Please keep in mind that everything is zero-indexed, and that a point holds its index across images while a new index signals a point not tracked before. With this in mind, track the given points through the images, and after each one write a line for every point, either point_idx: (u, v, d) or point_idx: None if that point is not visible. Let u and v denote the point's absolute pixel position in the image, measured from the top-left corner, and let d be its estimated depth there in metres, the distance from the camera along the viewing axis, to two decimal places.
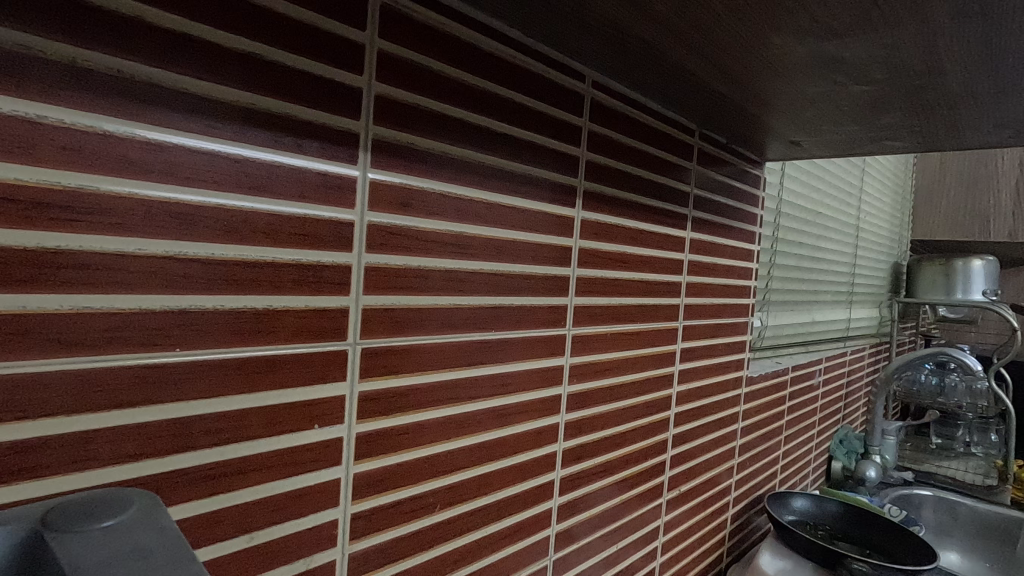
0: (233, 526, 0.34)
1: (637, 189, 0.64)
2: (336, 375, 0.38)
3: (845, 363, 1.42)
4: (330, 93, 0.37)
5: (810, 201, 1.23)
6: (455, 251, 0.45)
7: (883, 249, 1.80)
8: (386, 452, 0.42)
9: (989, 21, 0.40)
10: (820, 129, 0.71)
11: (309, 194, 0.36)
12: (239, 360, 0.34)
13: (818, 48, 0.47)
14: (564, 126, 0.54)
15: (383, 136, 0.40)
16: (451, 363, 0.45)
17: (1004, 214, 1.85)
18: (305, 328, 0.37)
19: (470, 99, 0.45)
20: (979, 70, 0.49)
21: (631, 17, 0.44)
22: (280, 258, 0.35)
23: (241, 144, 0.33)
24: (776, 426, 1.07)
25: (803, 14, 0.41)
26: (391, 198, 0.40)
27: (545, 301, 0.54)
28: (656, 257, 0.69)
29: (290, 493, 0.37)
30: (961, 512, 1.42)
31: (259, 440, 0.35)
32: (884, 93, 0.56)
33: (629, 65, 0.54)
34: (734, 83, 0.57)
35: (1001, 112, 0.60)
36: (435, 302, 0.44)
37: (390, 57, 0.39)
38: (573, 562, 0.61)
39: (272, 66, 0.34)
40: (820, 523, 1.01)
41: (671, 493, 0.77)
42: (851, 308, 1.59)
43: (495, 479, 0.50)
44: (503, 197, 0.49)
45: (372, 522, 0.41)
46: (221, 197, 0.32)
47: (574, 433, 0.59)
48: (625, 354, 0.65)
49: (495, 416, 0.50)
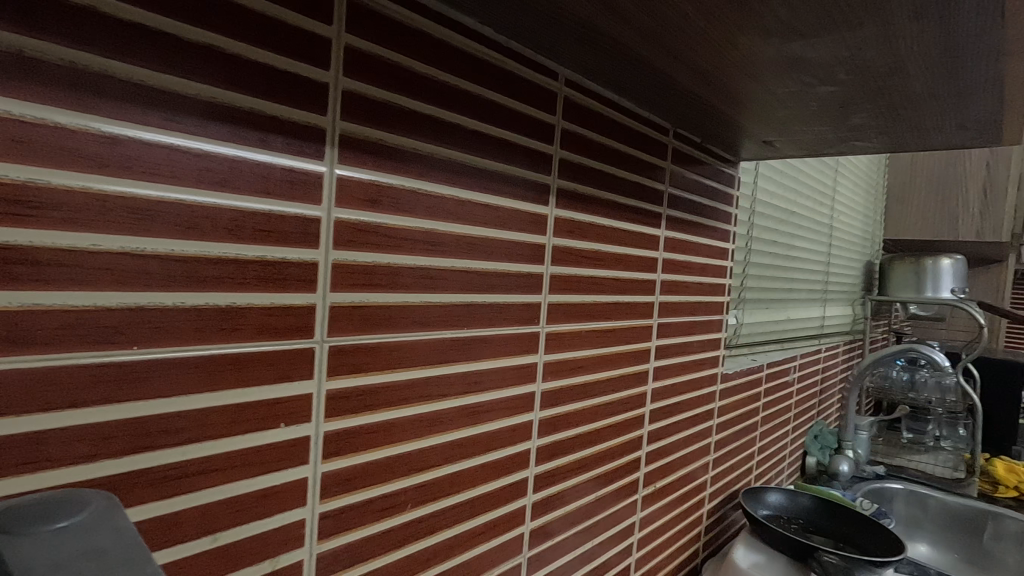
0: (194, 527, 0.33)
1: (611, 187, 0.64)
2: (303, 374, 0.38)
3: (819, 360, 1.45)
4: (295, 87, 0.36)
5: (785, 200, 1.25)
6: (427, 248, 0.45)
7: (856, 247, 1.83)
8: (353, 451, 0.41)
9: (946, 24, 0.41)
10: (791, 130, 0.73)
11: (273, 189, 0.36)
12: (201, 359, 0.33)
13: (785, 49, 0.47)
14: (537, 124, 0.54)
15: (350, 132, 0.39)
16: (422, 361, 0.45)
17: (972, 214, 1.90)
18: (271, 325, 0.36)
19: (440, 95, 0.45)
20: (940, 72, 0.50)
21: (600, 15, 0.44)
22: (244, 254, 0.35)
23: (202, 138, 0.32)
24: (751, 422, 1.09)
25: (768, 14, 0.41)
26: (360, 194, 0.40)
27: (518, 299, 0.54)
28: (631, 256, 0.69)
29: (256, 493, 0.36)
30: (931, 504, 1.45)
31: (223, 439, 0.34)
32: (850, 94, 0.57)
33: (602, 63, 0.54)
34: (705, 83, 0.58)
35: (964, 113, 0.62)
36: (406, 300, 0.44)
37: (357, 52, 0.39)
38: (549, 558, 0.61)
39: (235, 60, 0.33)
40: (794, 517, 1.02)
41: (647, 488, 0.78)
42: (825, 305, 1.62)
43: (468, 476, 0.50)
44: (476, 195, 0.49)
45: (342, 522, 0.41)
46: (181, 193, 0.32)
47: (548, 430, 0.59)
48: (600, 352, 0.66)
49: (467, 414, 0.50)
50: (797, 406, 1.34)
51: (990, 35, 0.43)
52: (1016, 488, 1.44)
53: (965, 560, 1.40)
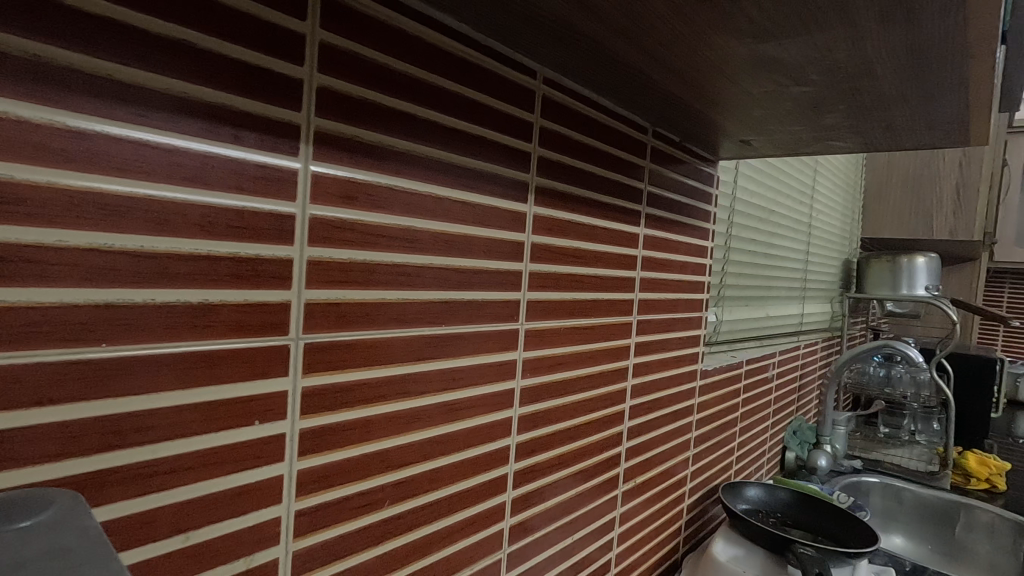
0: (167, 526, 0.33)
1: (590, 185, 0.65)
2: (278, 371, 0.38)
3: (798, 356, 1.47)
4: (269, 83, 0.36)
5: (765, 199, 1.26)
6: (404, 245, 0.45)
7: (835, 246, 1.86)
8: (329, 449, 0.41)
9: (911, 28, 0.42)
10: (767, 129, 0.74)
11: (246, 186, 0.35)
12: (172, 356, 0.33)
13: (757, 49, 0.48)
14: (516, 122, 0.54)
15: (325, 129, 0.39)
16: (399, 358, 0.45)
17: (946, 213, 1.96)
18: (245, 323, 0.36)
19: (417, 92, 0.45)
20: (908, 74, 0.52)
21: (576, 14, 0.45)
22: (216, 251, 0.34)
23: (173, 134, 0.32)
24: (730, 418, 1.10)
25: (740, 15, 0.42)
26: (335, 191, 0.40)
27: (497, 296, 0.54)
28: (611, 253, 0.70)
29: (230, 491, 0.36)
30: (906, 497, 1.48)
31: (194, 438, 0.34)
32: (822, 94, 0.59)
33: (580, 62, 0.55)
34: (682, 83, 0.59)
35: (933, 114, 0.63)
36: (384, 297, 0.44)
37: (333, 49, 0.39)
38: (528, 554, 0.62)
39: (206, 54, 0.33)
40: (772, 511, 1.04)
41: (626, 484, 0.78)
42: (804, 303, 1.64)
43: (447, 473, 0.51)
44: (454, 193, 0.49)
45: (318, 519, 0.41)
46: (151, 189, 0.31)
47: (528, 426, 0.60)
48: (580, 349, 0.66)
49: (446, 411, 0.50)
50: (777, 401, 1.36)
51: (953, 38, 0.44)
52: (987, 482, 1.49)
53: (938, 550, 1.44)
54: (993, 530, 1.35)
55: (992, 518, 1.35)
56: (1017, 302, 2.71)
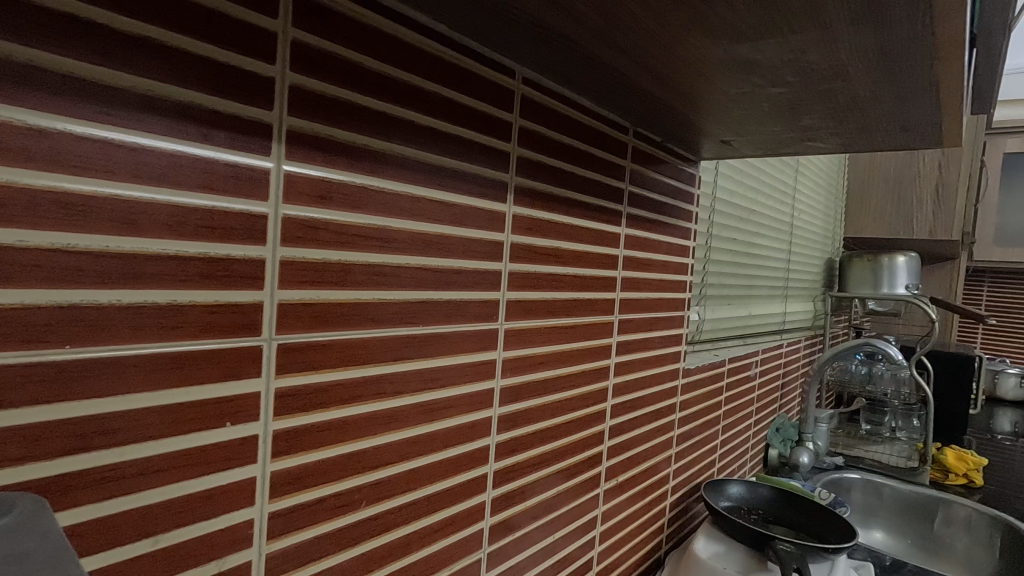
0: (134, 529, 0.33)
1: (571, 185, 0.65)
2: (250, 372, 0.38)
3: (781, 355, 1.49)
4: (239, 81, 0.36)
5: (746, 199, 1.27)
6: (380, 245, 0.45)
7: (817, 245, 1.89)
8: (304, 450, 0.41)
9: (880, 31, 0.43)
10: (746, 130, 0.75)
11: (216, 185, 0.35)
12: (140, 357, 0.32)
13: (732, 50, 0.48)
14: (494, 122, 0.54)
15: (298, 127, 0.39)
16: (373, 359, 0.45)
17: (926, 214, 2.00)
18: (215, 324, 0.35)
19: (393, 91, 0.44)
20: (880, 76, 0.52)
21: (552, 14, 0.45)
22: (185, 251, 0.34)
23: (138, 132, 0.32)
24: (713, 416, 1.11)
25: (713, 17, 0.42)
26: (309, 191, 0.40)
27: (476, 295, 0.54)
28: (592, 253, 0.70)
29: (201, 493, 0.36)
30: (886, 492, 1.51)
31: (163, 440, 0.34)
32: (798, 96, 0.59)
33: (558, 61, 0.55)
34: (661, 83, 0.59)
35: (907, 116, 0.64)
36: (360, 297, 0.44)
37: (306, 47, 0.39)
38: (509, 553, 0.62)
39: (173, 52, 0.32)
40: (754, 508, 1.05)
41: (609, 482, 0.79)
42: (787, 302, 1.66)
43: (425, 473, 0.51)
44: (432, 192, 0.49)
45: (293, 521, 0.41)
46: (115, 187, 0.31)
47: (508, 426, 0.60)
48: (561, 348, 0.66)
49: (423, 411, 0.50)
50: (759, 400, 1.37)
51: (922, 42, 0.45)
52: (965, 477, 1.50)
53: (917, 544, 1.46)
54: (969, 524, 1.38)
55: (969, 512, 1.38)
56: (995, 301, 2.77)
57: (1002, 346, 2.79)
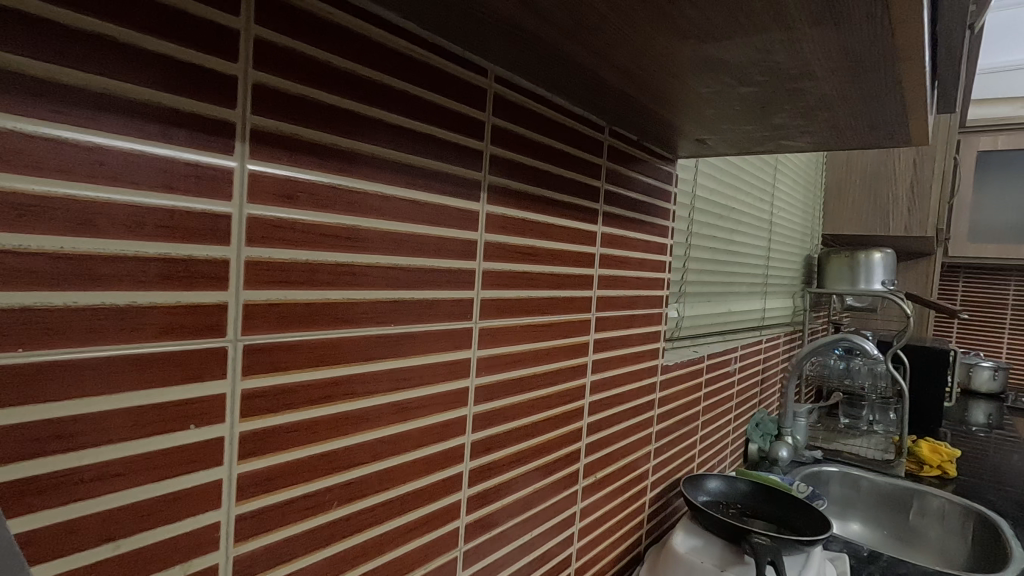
0: (93, 534, 0.32)
1: (545, 184, 0.65)
2: (215, 374, 0.37)
3: (760, 351, 1.51)
4: (200, 79, 0.35)
5: (725, 196, 1.29)
6: (349, 245, 0.44)
7: (796, 242, 1.91)
8: (271, 451, 0.41)
9: (842, 32, 0.44)
10: (720, 128, 0.75)
11: (176, 185, 0.35)
12: (99, 360, 0.32)
13: (700, 49, 0.49)
14: (466, 120, 0.54)
15: (262, 126, 0.38)
16: (344, 358, 0.45)
17: (902, 210, 2.04)
18: (177, 325, 0.35)
19: (361, 89, 0.44)
20: (846, 76, 0.53)
21: (519, 13, 0.45)
22: (144, 252, 0.33)
23: (93, 131, 0.31)
24: (692, 412, 1.12)
25: (680, 17, 0.43)
26: (274, 190, 0.39)
27: (449, 294, 0.54)
28: (568, 251, 0.70)
29: (164, 497, 0.35)
30: (863, 485, 1.54)
31: (124, 443, 0.33)
32: (768, 95, 0.60)
33: (529, 61, 0.55)
34: (632, 82, 0.59)
35: (874, 115, 0.65)
36: (329, 297, 0.43)
37: (269, 45, 0.38)
38: (485, 551, 0.62)
39: (128, 50, 0.32)
40: (732, 502, 1.06)
41: (587, 479, 0.79)
42: (766, 298, 1.68)
43: (399, 473, 0.51)
44: (403, 191, 0.49)
45: (260, 523, 0.40)
46: (71, 188, 0.31)
47: (483, 425, 0.60)
48: (536, 346, 0.67)
49: (396, 411, 0.50)
50: (739, 395, 1.39)
51: (883, 43, 0.46)
52: (938, 468, 1.53)
53: (892, 535, 1.50)
54: (943, 514, 1.41)
55: (943, 504, 1.41)
56: (969, 296, 2.83)
57: (976, 339, 2.87)
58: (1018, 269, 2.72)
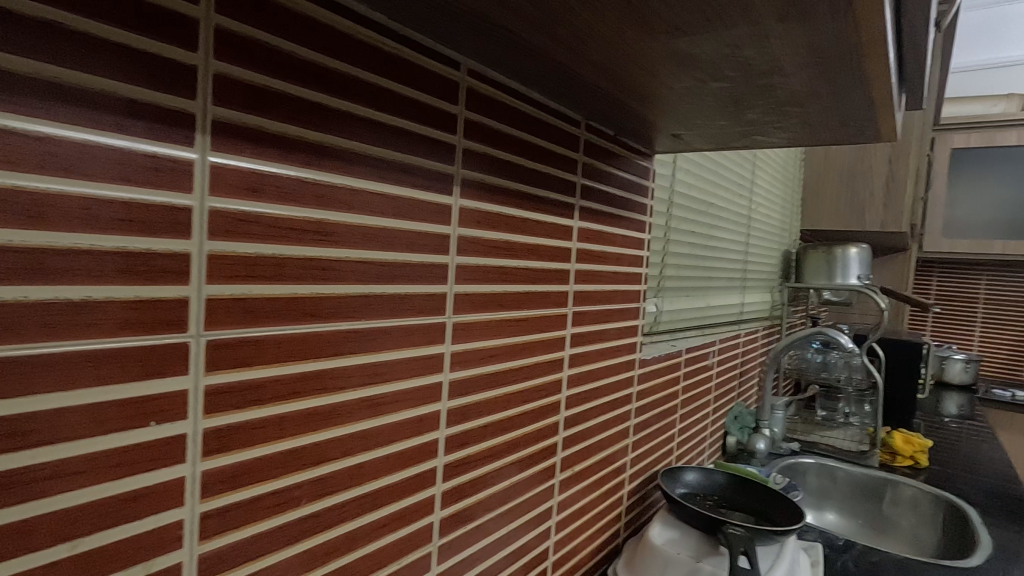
0: (50, 534, 0.32)
1: (520, 178, 0.65)
2: (177, 369, 0.36)
3: (738, 345, 1.52)
4: (158, 68, 0.34)
5: (704, 191, 1.29)
6: (317, 238, 0.44)
7: (775, 237, 1.94)
8: (237, 448, 0.40)
9: (808, 28, 0.44)
10: (695, 124, 0.76)
11: (134, 177, 0.34)
12: (52, 356, 0.31)
13: (671, 44, 0.49)
14: (439, 114, 0.54)
15: (224, 118, 0.38)
16: (313, 353, 0.44)
17: (878, 206, 2.07)
18: (137, 320, 0.34)
19: (328, 81, 0.44)
20: (814, 72, 0.54)
21: (490, 6, 0.44)
22: (101, 246, 0.33)
23: (44, 120, 0.30)
24: (671, 405, 1.13)
25: (649, 12, 0.43)
26: (239, 183, 0.39)
27: (421, 289, 0.54)
28: (544, 246, 0.70)
29: (124, 495, 0.35)
30: (839, 476, 1.57)
31: (81, 440, 0.33)
32: (740, 91, 0.60)
33: (503, 54, 0.55)
34: (606, 77, 0.59)
35: (843, 111, 0.66)
36: (296, 292, 0.43)
37: (232, 35, 0.38)
38: (461, 546, 0.62)
39: (82, 37, 0.31)
40: (709, 494, 1.07)
41: (564, 473, 0.80)
42: (744, 292, 1.70)
43: (370, 469, 0.50)
44: (374, 184, 0.48)
45: (227, 520, 0.40)
46: (21, 180, 0.30)
47: (458, 419, 0.60)
48: (512, 341, 0.67)
49: (368, 406, 0.49)
50: (717, 389, 1.40)
51: (849, 40, 0.46)
52: (911, 458, 1.57)
53: (867, 524, 1.53)
54: (915, 503, 1.44)
55: (915, 492, 1.44)
56: (942, 290, 2.89)
57: (949, 333, 2.93)
58: (989, 264, 2.78)
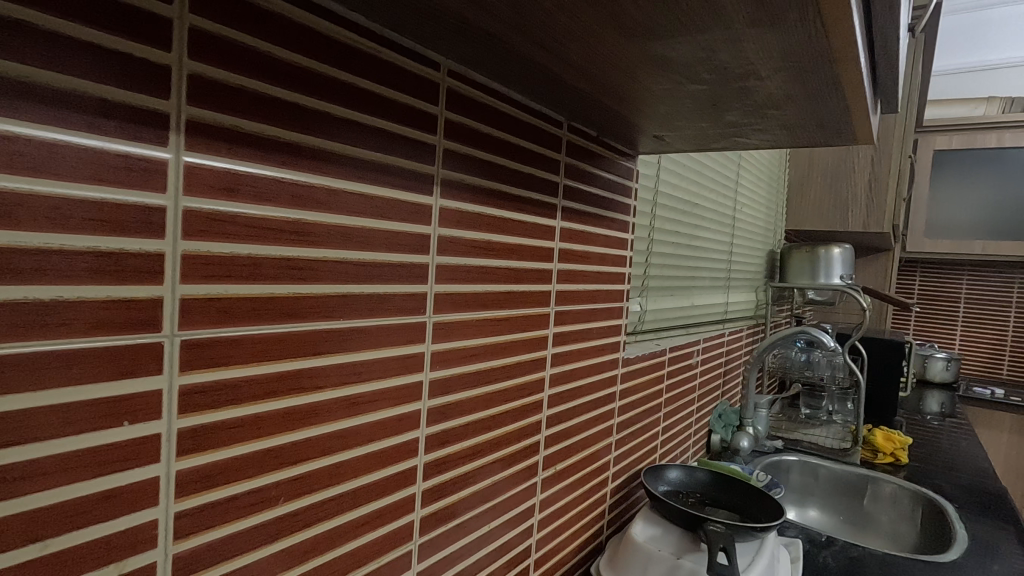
0: (19, 535, 0.32)
1: (502, 178, 0.65)
2: (150, 369, 0.36)
3: (722, 344, 1.54)
4: (130, 68, 0.34)
5: (688, 191, 1.30)
6: (294, 238, 0.44)
7: (760, 237, 1.96)
8: (212, 448, 0.40)
9: (779, 33, 0.45)
10: (676, 125, 0.77)
11: (106, 177, 0.34)
12: (22, 356, 0.31)
13: (647, 47, 0.50)
14: (418, 114, 0.54)
15: (198, 118, 0.38)
16: (290, 353, 0.44)
17: (861, 207, 2.10)
18: (109, 320, 0.34)
19: (305, 81, 0.44)
20: (789, 76, 0.55)
21: (466, 7, 0.45)
22: (73, 246, 0.33)
23: (13, 120, 0.30)
24: (654, 404, 1.14)
25: (623, 15, 0.43)
26: (214, 183, 0.39)
27: (401, 288, 0.54)
28: (525, 246, 0.71)
29: (97, 495, 0.35)
30: (821, 473, 1.59)
31: (52, 441, 0.33)
32: (717, 93, 0.61)
33: (482, 54, 0.55)
34: (586, 78, 0.60)
35: (819, 114, 0.67)
36: (272, 292, 0.43)
37: (206, 34, 0.38)
38: (441, 544, 0.62)
39: (52, 37, 0.31)
40: (692, 491, 1.09)
41: (546, 471, 0.80)
42: (729, 292, 1.72)
43: (349, 468, 0.50)
44: (352, 185, 0.48)
45: (201, 520, 0.40)
46: None
47: (439, 418, 0.60)
48: (494, 340, 0.67)
49: (347, 405, 0.50)
50: (701, 387, 1.42)
51: (821, 45, 0.47)
52: (891, 455, 1.59)
53: (848, 519, 1.56)
54: (895, 500, 1.47)
55: (895, 489, 1.47)
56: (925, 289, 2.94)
57: (931, 331, 2.98)
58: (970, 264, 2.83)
